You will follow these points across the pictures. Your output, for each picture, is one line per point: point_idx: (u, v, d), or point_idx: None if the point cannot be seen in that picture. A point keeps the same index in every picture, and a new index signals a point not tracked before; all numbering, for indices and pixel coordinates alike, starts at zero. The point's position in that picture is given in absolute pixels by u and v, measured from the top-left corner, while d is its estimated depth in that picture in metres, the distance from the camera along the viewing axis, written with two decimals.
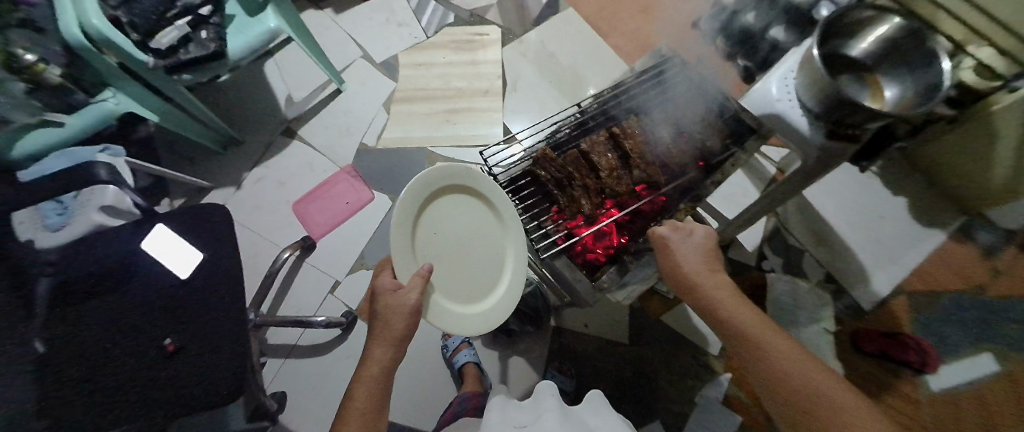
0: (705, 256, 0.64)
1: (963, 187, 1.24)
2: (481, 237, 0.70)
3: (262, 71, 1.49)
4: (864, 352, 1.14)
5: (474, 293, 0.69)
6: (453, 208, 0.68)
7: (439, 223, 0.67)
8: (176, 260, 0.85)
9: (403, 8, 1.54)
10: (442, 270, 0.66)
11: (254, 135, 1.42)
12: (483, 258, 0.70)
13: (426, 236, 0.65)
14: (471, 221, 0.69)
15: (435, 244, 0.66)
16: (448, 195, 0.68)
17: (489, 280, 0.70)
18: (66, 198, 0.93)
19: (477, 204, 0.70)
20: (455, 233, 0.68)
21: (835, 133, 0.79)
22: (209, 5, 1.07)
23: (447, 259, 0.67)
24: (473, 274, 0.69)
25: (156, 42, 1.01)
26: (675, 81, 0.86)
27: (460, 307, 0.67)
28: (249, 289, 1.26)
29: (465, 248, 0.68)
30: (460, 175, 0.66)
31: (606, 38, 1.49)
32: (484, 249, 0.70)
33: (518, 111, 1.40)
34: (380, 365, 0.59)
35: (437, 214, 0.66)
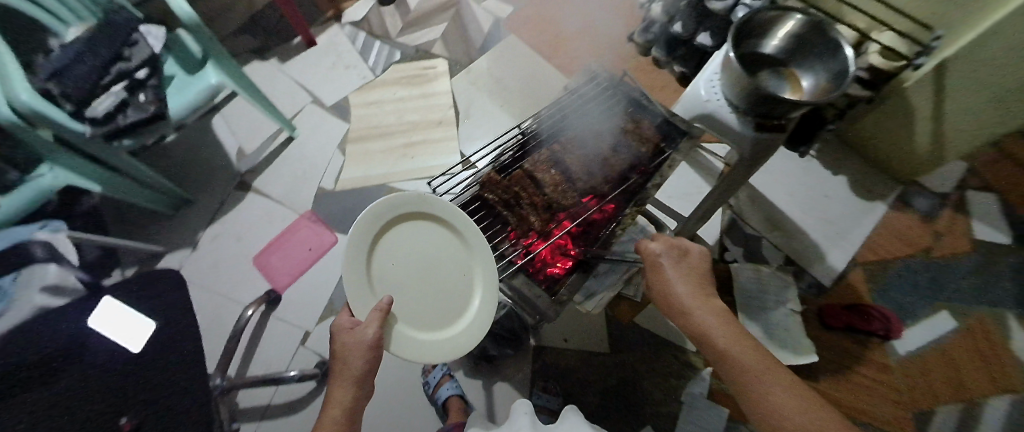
0: (694, 280, 0.64)
1: (894, 159, 1.33)
2: (445, 262, 0.67)
3: (210, 127, 1.46)
4: (834, 328, 1.17)
5: (442, 319, 0.66)
6: (411, 235, 0.66)
7: (397, 252, 0.65)
8: (122, 330, 0.81)
9: (349, 51, 1.56)
10: (405, 298, 0.65)
11: (208, 192, 1.39)
12: (449, 283, 0.67)
13: (383, 267, 0.64)
14: (432, 247, 0.67)
15: (394, 272, 0.65)
16: (405, 223, 0.66)
17: (458, 305, 0.67)
18: (5, 281, 0.88)
19: (437, 227, 0.67)
20: (415, 260, 0.66)
21: (764, 125, 0.83)
22: (145, 67, 1.05)
23: (409, 286, 0.65)
24: (437, 299, 0.66)
25: (91, 110, 0.98)
26: (610, 93, 0.90)
27: (426, 334, 0.65)
28: (214, 352, 1.20)
29: (427, 274, 0.66)
30: (411, 203, 0.63)
31: (550, 58, 1.54)
32: (449, 273, 0.67)
33: (473, 138, 1.43)
34: (342, 407, 0.58)
35: (393, 242, 0.65)
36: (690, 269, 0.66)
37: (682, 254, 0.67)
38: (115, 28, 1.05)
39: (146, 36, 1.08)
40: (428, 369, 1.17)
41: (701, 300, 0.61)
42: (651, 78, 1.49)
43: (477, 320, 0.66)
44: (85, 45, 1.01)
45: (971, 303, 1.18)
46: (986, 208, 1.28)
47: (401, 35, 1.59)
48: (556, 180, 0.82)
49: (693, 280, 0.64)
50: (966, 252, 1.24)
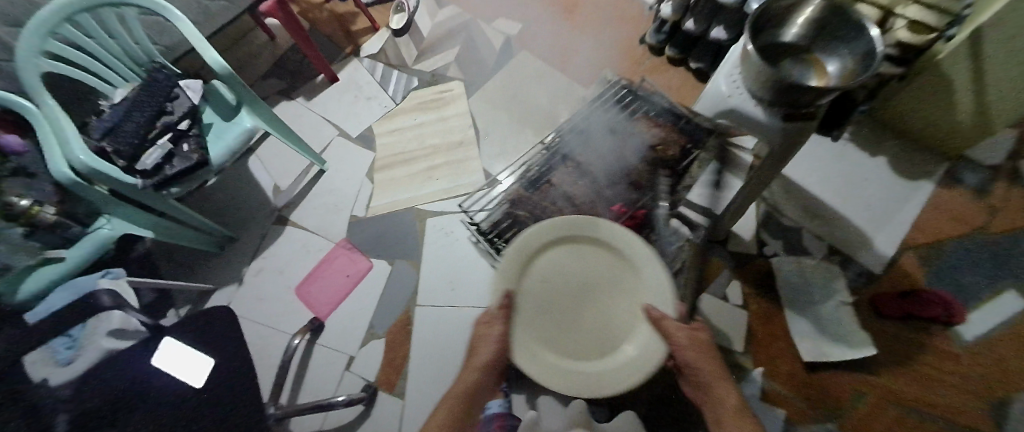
0: (702, 361, 0.63)
1: (935, 134, 1.27)
2: (603, 292, 0.69)
3: (246, 168, 1.55)
4: (889, 317, 1.12)
5: (584, 353, 0.65)
6: (572, 258, 0.71)
7: (558, 268, 0.70)
8: (184, 368, 0.86)
9: (369, 83, 1.63)
10: (558, 317, 0.67)
11: (249, 229, 1.46)
12: (605, 316, 0.68)
13: (536, 281, 0.70)
14: (592, 272, 0.70)
15: (548, 290, 0.69)
16: (571, 246, 0.71)
17: (607, 348, 0.65)
18: (77, 331, 0.92)
19: (604, 256, 0.71)
20: (570, 283, 0.69)
21: (793, 115, 0.78)
22: (186, 118, 1.13)
23: (557, 306, 0.68)
24: (586, 328, 0.67)
25: (142, 163, 1.06)
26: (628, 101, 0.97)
27: (565, 360, 0.65)
28: (266, 382, 1.25)
29: (580, 300, 0.69)
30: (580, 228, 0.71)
31: (563, 69, 1.56)
32: (609, 306, 0.68)
33: (495, 154, 1.46)
34: (464, 388, 0.65)
35: (556, 260, 0.71)
36: (698, 345, 0.63)
37: (701, 339, 0.64)
38: (157, 87, 1.14)
39: (186, 89, 1.16)
40: None
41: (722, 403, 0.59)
42: (667, 77, 1.48)
43: (628, 366, 0.63)
44: (132, 105, 1.10)
45: None
46: None
47: (416, 63, 1.65)
48: (576, 188, 0.88)
49: (711, 363, 0.63)
50: None
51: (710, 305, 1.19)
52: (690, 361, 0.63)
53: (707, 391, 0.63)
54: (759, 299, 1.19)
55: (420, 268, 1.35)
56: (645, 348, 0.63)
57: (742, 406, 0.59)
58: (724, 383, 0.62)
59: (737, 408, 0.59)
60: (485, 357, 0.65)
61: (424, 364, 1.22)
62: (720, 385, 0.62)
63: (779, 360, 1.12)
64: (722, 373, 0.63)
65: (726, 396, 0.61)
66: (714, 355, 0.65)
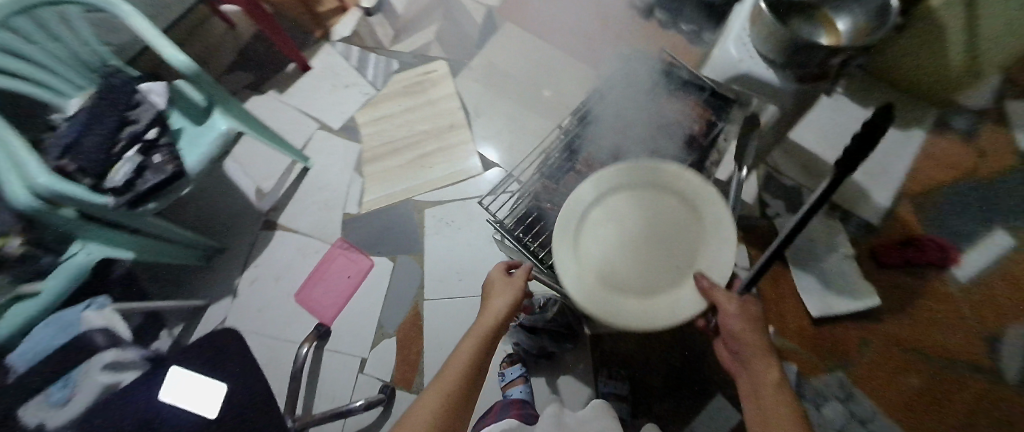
0: (745, 332, 0.63)
1: (927, 82, 1.27)
2: (667, 240, 0.61)
3: (223, 172, 1.44)
4: (889, 265, 1.17)
5: (617, 286, 0.60)
6: (640, 200, 0.63)
7: (623, 204, 0.64)
8: (194, 399, 0.81)
9: (346, 69, 1.51)
10: (607, 253, 0.62)
11: (236, 238, 1.37)
12: (658, 264, 0.60)
13: (602, 212, 0.64)
14: (659, 218, 0.62)
15: (611, 223, 0.63)
16: (654, 191, 0.63)
17: (653, 293, 0.59)
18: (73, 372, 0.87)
19: (678, 206, 0.62)
20: (636, 224, 0.62)
21: (805, 75, 0.77)
22: (155, 127, 1.03)
23: (611, 240, 0.62)
24: (631, 266, 0.60)
25: (111, 180, 0.96)
26: (642, 75, 1.00)
27: (604, 289, 0.60)
28: (277, 393, 1.21)
29: (638, 242, 0.62)
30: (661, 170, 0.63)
31: (552, 39, 1.48)
32: (671, 255, 0.60)
33: (490, 136, 1.39)
34: (471, 351, 0.61)
35: (622, 198, 0.64)
36: (750, 319, 0.64)
37: (752, 312, 0.65)
38: (116, 93, 1.03)
39: (150, 94, 1.05)
40: (504, 364, 1.19)
41: (751, 345, 0.63)
42: (661, 40, 1.42)
43: (665, 315, 0.57)
44: (90, 114, 0.99)
45: None
46: None
47: (394, 44, 1.54)
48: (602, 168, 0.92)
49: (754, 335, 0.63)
50: None
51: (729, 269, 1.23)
52: (736, 329, 0.63)
53: (747, 363, 0.64)
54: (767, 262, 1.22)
55: (425, 261, 1.31)
56: (688, 305, 0.57)
57: (781, 379, 0.60)
58: (766, 356, 0.62)
59: (776, 383, 0.59)
60: (501, 308, 0.67)
61: (441, 359, 1.21)
62: (760, 358, 0.62)
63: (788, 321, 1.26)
64: (765, 347, 0.63)
65: (764, 367, 0.61)
66: (761, 332, 0.65)
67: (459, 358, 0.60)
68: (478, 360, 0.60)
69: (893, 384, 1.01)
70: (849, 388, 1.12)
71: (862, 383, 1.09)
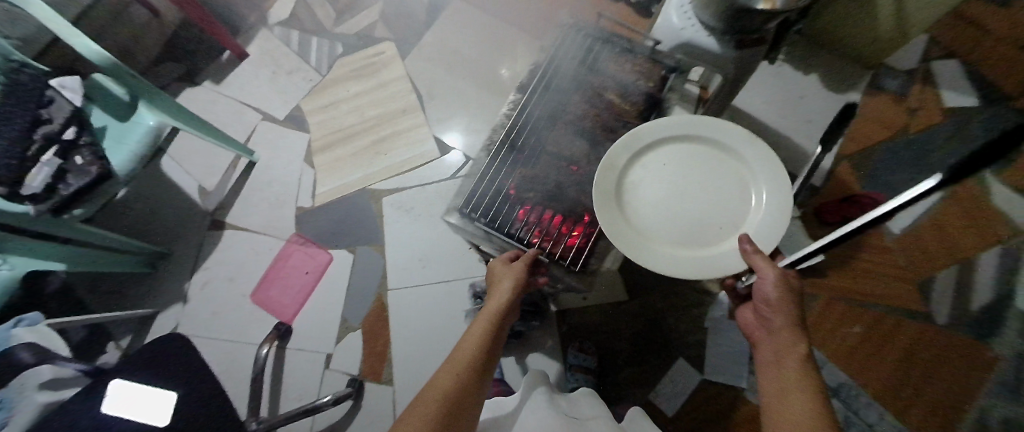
0: (780, 302, 0.55)
1: (861, 45, 1.32)
2: (717, 193, 0.64)
3: (162, 172, 1.35)
4: (829, 223, 1.21)
5: (663, 234, 0.64)
6: (687, 156, 0.67)
7: (671, 160, 0.67)
8: (139, 409, 0.76)
9: (287, 56, 1.43)
10: (653, 206, 0.66)
11: (182, 241, 1.30)
12: (706, 217, 0.64)
13: (654, 165, 0.67)
14: (706, 175, 0.65)
15: (662, 174, 0.67)
16: (702, 149, 0.67)
17: (693, 247, 0.64)
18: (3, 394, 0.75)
19: (725, 166, 0.65)
20: (686, 176, 0.66)
21: (744, 42, 0.77)
22: (71, 126, 0.92)
23: (661, 190, 0.66)
24: (680, 218, 0.64)
25: (28, 186, 0.86)
26: (579, 42, 0.93)
27: (648, 241, 0.64)
28: (239, 397, 1.17)
29: (688, 194, 0.65)
30: (712, 128, 0.65)
31: (502, 15, 1.45)
32: (716, 212, 0.64)
33: (445, 118, 1.36)
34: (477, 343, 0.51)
35: (669, 153, 0.67)
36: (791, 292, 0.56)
37: (792, 284, 0.56)
38: (17, 88, 0.90)
39: (61, 89, 0.94)
40: None
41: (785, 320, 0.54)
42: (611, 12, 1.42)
43: (703, 268, 0.61)
44: None
45: None
46: None
47: (337, 26, 1.46)
48: (562, 141, 0.85)
49: (787, 308, 0.54)
50: None
51: None
52: (771, 297, 0.56)
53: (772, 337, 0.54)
54: None
55: (385, 250, 1.28)
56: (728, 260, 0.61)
57: (804, 355, 0.49)
58: (792, 332, 0.53)
59: (801, 358, 0.49)
60: (508, 289, 0.60)
61: (410, 347, 1.20)
62: (783, 331, 0.53)
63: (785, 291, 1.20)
64: (795, 325, 0.53)
65: (788, 340, 0.52)
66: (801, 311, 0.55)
67: (465, 347, 0.51)
68: (487, 351, 0.51)
69: (840, 332, 1.13)
70: None
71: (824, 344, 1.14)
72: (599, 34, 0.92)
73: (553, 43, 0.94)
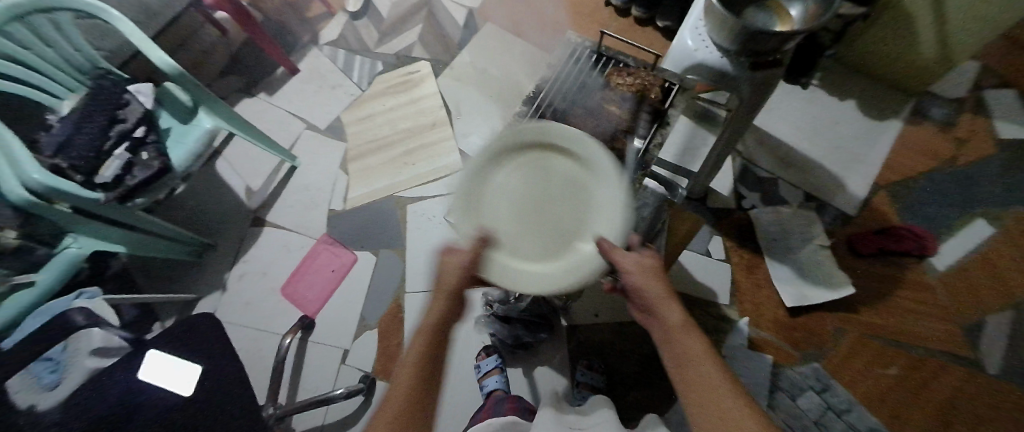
0: (653, 285, 0.51)
1: (901, 72, 1.27)
2: (557, 199, 0.56)
3: (215, 172, 1.49)
4: (864, 255, 1.15)
5: (519, 252, 0.54)
6: (529, 168, 0.57)
7: (514, 176, 0.57)
8: (169, 379, 0.84)
9: (332, 72, 1.57)
10: (503, 226, 0.55)
11: (226, 234, 1.42)
12: (555, 226, 0.55)
13: (498, 180, 0.57)
14: (550, 183, 0.57)
15: (505, 177, 0.57)
16: (544, 154, 0.58)
17: (549, 258, 0.54)
18: (53, 354, 0.89)
19: (570, 168, 0.57)
20: (530, 187, 0.57)
21: (758, 63, 0.78)
22: (141, 125, 1.07)
23: (508, 210, 0.56)
24: (521, 232, 0.55)
25: (101, 176, 1.00)
26: (586, 61, 1.00)
27: (509, 261, 0.53)
28: (262, 383, 1.24)
29: (532, 201, 0.57)
30: (551, 132, 0.56)
31: (531, 39, 1.53)
32: (565, 220, 0.55)
33: (470, 133, 1.43)
34: (431, 327, 0.51)
35: (512, 168, 0.57)
36: (649, 272, 0.52)
37: (645, 260, 0.52)
38: (105, 95, 1.08)
39: (137, 94, 1.11)
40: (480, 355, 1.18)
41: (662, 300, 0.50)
42: (637, 38, 1.47)
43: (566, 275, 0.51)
44: (81, 115, 1.03)
45: (996, 204, 1.16)
46: (1003, 105, 1.25)
47: (379, 46, 1.59)
48: None
49: (658, 284, 0.51)
50: (987, 156, 1.20)
51: (714, 264, 1.20)
52: (638, 284, 0.51)
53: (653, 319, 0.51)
54: (742, 251, 1.22)
55: (406, 255, 1.34)
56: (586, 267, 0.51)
57: (686, 319, 0.48)
58: (672, 301, 0.50)
59: (689, 327, 0.48)
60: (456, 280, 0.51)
61: None
62: (666, 306, 0.49)
63: (809, 322, 1.13)
64: (669, 292, 0.51)
65: (670, 311, 0.49)
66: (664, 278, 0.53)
67: (423, 333, 0.51)
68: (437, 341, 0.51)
69: (872, 372, 1.06)
70: (826, 379, 1.07)
71: (850, 383, 1.06)
72: (606, 56, 0.99)
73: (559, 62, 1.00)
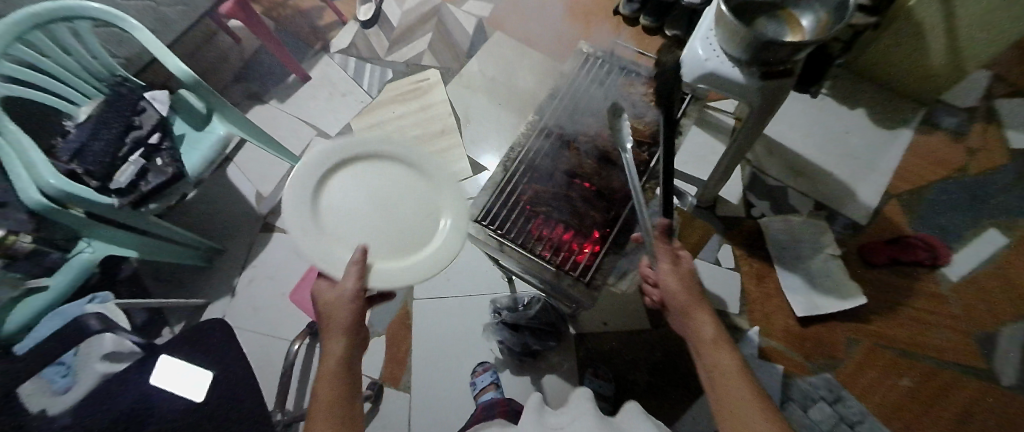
0: (682, 284, 0.63)
1: (913, 81, 1.27)
2: (399, 197, 0.80)
3: (227, 177, 1.51)
4: (876, 265, 1.15)
5: (386, 245, 0.76)
6: (363, 180, 0.80)
7: (351, 189, 0.78)
8: (181, 384, 0.86)
9: (343, 79, 1.59)
10: (361, 232, 0.75)
11: (236, 239, 1.43)
12: (405, 217, 0.79)
13: (338, 196, 0.78)
14: (385, 187, 0.80)
15: (360, 195, 0.78)
16: (370, 167, 0.81)
17: (411, 240, 0.77)
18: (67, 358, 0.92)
19: (395, 173, 0.82)
20: (372, 193, 0.79)
21: (770, 72, 0.77)
22: (157, 131, 1.08)
23: (365, 216, 0.77)
24: (387, 230, 0.77)
25: (116, 181, 1.01)
26: (599, 70, 1.00)
27: (385, 255, 0.75)
28: (271, 388, 1.25)
29: (378, 204, 0.78)
30: (366, 147, 0.80)
31: (540, 47, 1.54)
32: (410, 209, 0.79)
33: (479, 140, 1.44)
34: (337, 356, 0.66)
35: (346, 184, 0.79)
36: (682, 277, 0.63)
37: (680, 265, 0.65)
38: (122, 102, 1.10)
39: (152, 101, 1.12)
40: (477, 371, 1.17)
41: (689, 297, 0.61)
42: (645, 46, 1.48)
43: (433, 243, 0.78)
44: (98, 122, 1.06)
45: (1011, 214, 1.15)
46: (1016, 114, 1.24)
47: (389, 54, 1.61)
48: (579, 156, 0.89)
49: (682, 284, 0.63)
50: (1001, 166, 1.19)
51: (723, 273, 1.20)
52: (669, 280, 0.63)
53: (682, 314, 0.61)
54: (752, 260, 1.21)
55: None
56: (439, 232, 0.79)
57: (709, 319, 0.58)
58: (694, 301, 0.61)
59: (709, 324, 0.58)
60: (345, 316, 0.68)
61: (428, 357, 1.23)
62: (688, 303, 0.61)
63: (820, 331, 1.12)
64: (693, 293, 0.62)
65: (694, 305, 0.60)
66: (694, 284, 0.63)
67: (329, 358, 0.66)
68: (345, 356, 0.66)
69: (885, 383, 1.05)
70: (838, 390, 1.06)
71: (863, 394, 1.05)
72: (619, 68, 1.00)
73: (572, 71, 1.00)
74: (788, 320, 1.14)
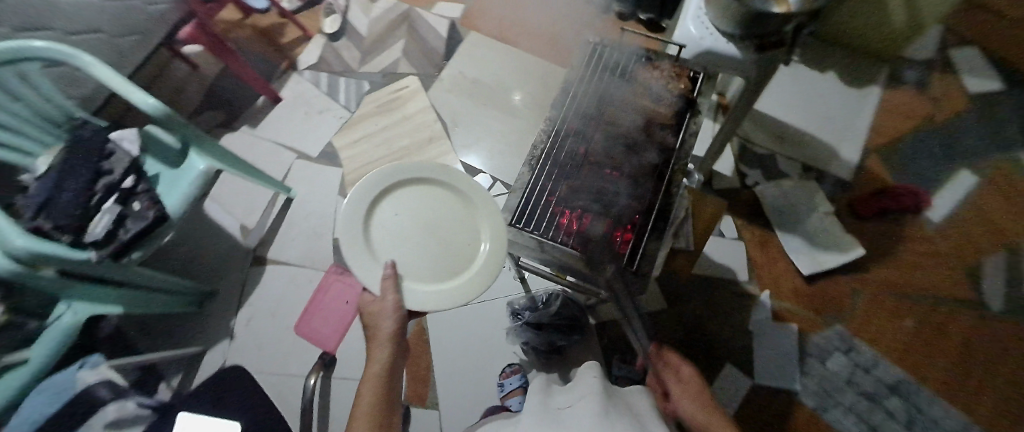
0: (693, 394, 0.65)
1: (876, 41, 1.35)
2: (447, 220, 0.68)
3: (205, 214, 1.41)
4: (865, 216, 1.21)
5: (428, 271, 0.65)
6: (411, 200, 0.68)
7: (398, 207, 0.68)
8: None
9: (317, 96, 1.52)
10: (405, 255, 0.66)
11: (226, 278, 1.35)
12: (452, 241, 0.67)
13: (387, 215, 0.67)
14: (435, 211, 0.68)
15: (406, 216, 0.67)
16: (418, 188, 0.69)
17: (455, 270, 0.66)
18: None
19: (445, 196, 0.70)
20: (420, 216, 0.68)
21: (764, 46, 0.79)
22: (131, 174, 0.99)
23: (408, 240, 0.66)
24: (431, 256, 0.66)
25: (91, 233, 0.91)
26: (609, 57, 0.98)
27: (426, 282, 0.65)
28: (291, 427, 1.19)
29: (426, 227, 0.67)
30: (424, 170, 0.69)
31: (519, 44, 1.53)
32: (457, 234, 0.68)
33: (470, 144, 1.41)
34: (381, 365, 0.62)
35: (394, 203, 0.68)
36: (696, 395, 0.65)
37: (692, 380, 0.68)
38: (86, 147, 1.00)
39: (120, 141, 1.02)
40: (504, 372, 1.16)
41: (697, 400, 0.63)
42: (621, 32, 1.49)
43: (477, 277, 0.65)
44: (62, 171, 0.96)
45: (976, 156, 1.25)
46: (968, 64, 1.35)
47: (362, 66, 1.55)
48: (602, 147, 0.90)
49: (695, 397, 0.64)
50: (960, 113, 1.30)
51: (729, 244, 1.23)
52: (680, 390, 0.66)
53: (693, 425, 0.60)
54: (753, 228, 1.25)
55: None
56: (489, 263, 0.66)
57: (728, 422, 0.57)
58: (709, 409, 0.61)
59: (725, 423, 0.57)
60: (388, 328, 0.62)
61: (451, 369, 1.20)
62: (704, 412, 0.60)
63: (826, 288, 1.17)
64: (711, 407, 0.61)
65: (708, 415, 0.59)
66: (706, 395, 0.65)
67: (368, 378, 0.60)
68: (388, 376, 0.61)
69: (892, 326, 1.11)
70: (850, 340, 1.11)
71: (873, 341, 1.10)
72: (629, 53, 0.97)
73: (583, 61, 0.98)
74: (796, 279, 1.18)
